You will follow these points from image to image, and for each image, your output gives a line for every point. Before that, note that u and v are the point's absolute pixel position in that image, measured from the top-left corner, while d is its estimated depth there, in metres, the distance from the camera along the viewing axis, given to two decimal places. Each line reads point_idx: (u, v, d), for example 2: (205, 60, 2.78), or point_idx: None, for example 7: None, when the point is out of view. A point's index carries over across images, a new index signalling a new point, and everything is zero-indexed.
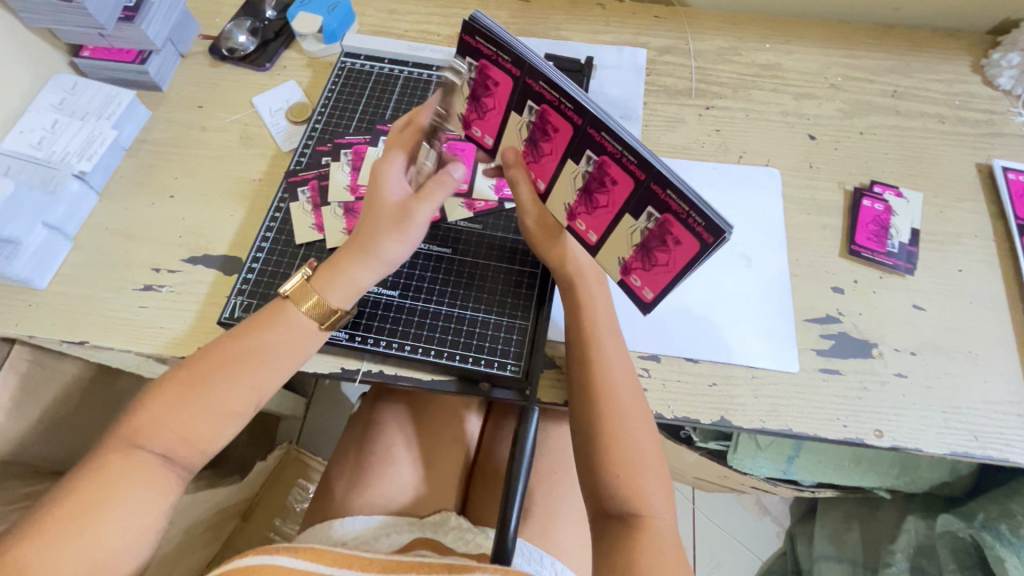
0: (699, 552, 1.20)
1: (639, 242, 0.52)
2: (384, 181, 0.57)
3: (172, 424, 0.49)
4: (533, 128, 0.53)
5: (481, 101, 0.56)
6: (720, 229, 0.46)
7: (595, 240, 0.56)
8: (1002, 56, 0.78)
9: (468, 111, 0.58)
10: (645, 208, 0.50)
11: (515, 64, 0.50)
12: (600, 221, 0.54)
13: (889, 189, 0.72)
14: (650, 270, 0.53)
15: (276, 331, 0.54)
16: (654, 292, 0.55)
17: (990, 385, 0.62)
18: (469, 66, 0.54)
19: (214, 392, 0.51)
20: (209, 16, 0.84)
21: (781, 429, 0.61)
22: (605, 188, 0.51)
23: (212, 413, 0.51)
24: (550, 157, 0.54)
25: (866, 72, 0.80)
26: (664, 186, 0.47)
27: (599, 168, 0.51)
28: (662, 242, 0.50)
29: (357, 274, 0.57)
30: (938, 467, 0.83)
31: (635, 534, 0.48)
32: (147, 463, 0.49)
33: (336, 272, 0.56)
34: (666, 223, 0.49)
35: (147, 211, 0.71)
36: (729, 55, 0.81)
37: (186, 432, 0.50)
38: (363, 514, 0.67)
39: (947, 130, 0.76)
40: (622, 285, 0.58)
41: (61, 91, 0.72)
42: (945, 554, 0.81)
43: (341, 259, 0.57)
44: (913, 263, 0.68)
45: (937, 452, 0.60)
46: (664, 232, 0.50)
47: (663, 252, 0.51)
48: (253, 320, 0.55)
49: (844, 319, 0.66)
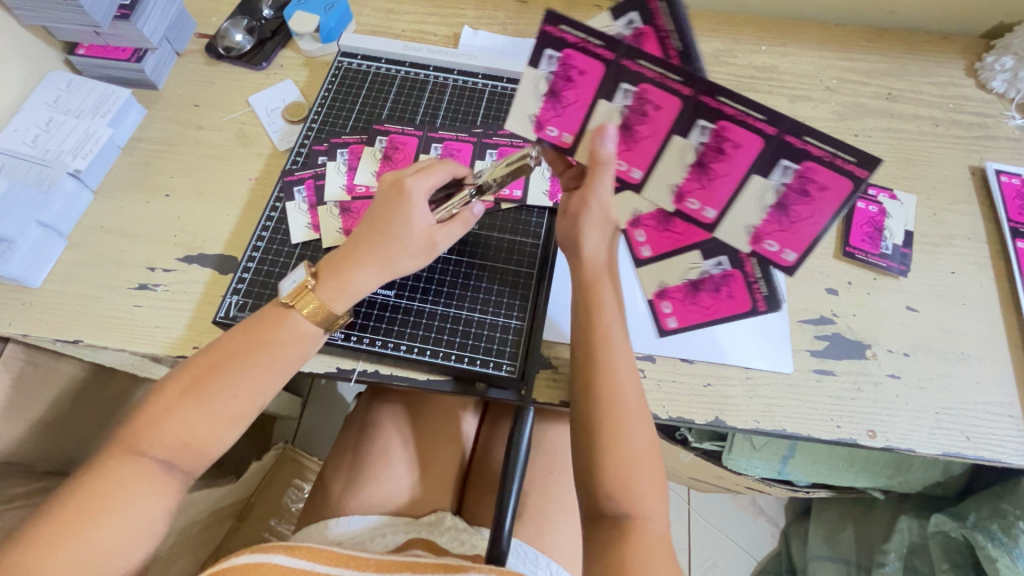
0: (695, 552, 1.21)
1: (695, 278, 0.65)
2: (413, 204, 0.56)
3: (172, 431, 0.49)
4: (627, 113, 0.52)
5: (561, 96, 0.53)
6: (775, 303, 0.64)
7: (648, 256, 0.66)
8: (995, 60, 0.78)
9: (543, 110, 0.54)
10: (719, 257, 0.63)
11: (608, 48, 0.49)
12: (664, 245, 0.66)
13: (884, 191, 0.72)
14: (687, 304, 0.65)
15: (279, 333, 0.54)
16: (678, 323, 0.65)
17: (982, 387, 0.63)
18: (550, 60, 0.51)
19: (212, 396, 0.50)
20: (205, 15, 0.84)
21: (775, 429, 0.61)
22: (727, 156, 0.51)
23: (212, 418, 0.50)
24: (647, 139, 0.53)
25: (861, 75, 0.80)
26: (799, 135, 0.48)
27: (639, 98, 0.50)
28: (719, 152, 0.51)
29: (363, 281, 0.56)
30: (930, 467, 0.83)
31: (629, 534, 0.49)
32: (146, 467, 0.48)
33: (342, 281, 0.56)
34: (729, 277, 0.64)
35: (142, 210, 0.71)
36: (725, 57, 0.82)
37: (187, 438, 0.49)
38: (358, 514, 0.67)
39: (941, 133, 0.77)
40: (652, 304, 0.66)
41: (56, 89, 0.72)
42: (936, 554, 0.82)
43: (348, 269, 0.56)
44: (907, 265, 0.69)
45: (928, 452, 0.60)
46: (723, 285, 0.64)
47: (711, 297, 0.65)
48: (250, 324, 0.54)
49: (838, 320, 0.66)
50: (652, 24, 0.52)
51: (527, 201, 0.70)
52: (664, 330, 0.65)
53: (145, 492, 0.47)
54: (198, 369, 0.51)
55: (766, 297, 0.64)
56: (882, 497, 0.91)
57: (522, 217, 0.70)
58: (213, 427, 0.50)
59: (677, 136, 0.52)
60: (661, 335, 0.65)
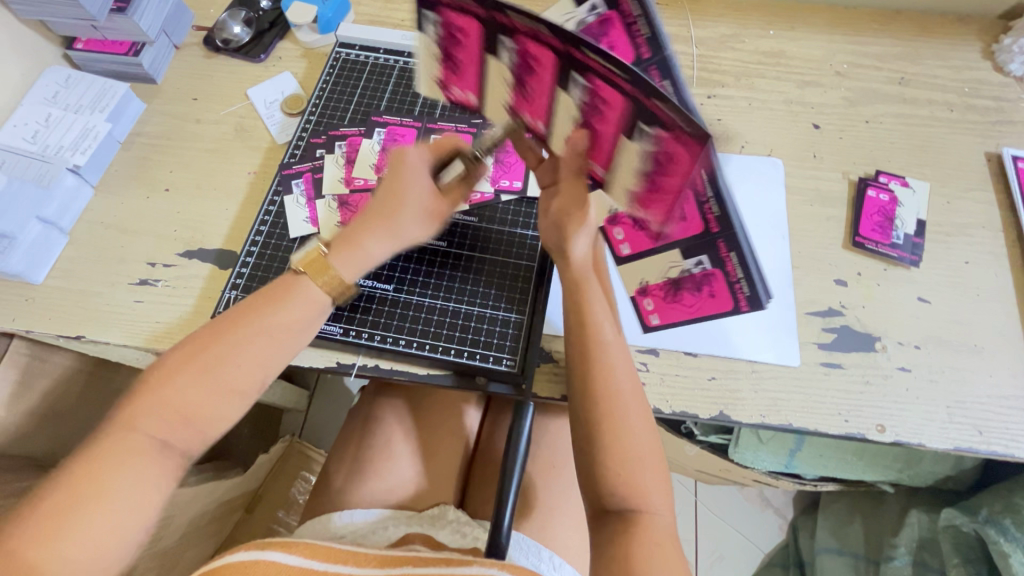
0: (701, 544, 1.20)
1: (675, 277, 0.62)
2: (416, 171, 0.57)
3: (172, 404, 0.47)
4: (587, 106, 0.46)
5: (453, 57, 0.53)
6: (759, 302, 0.59)
7: (627, 254, 0.65)
8: (1014, 42, 0.75)
9: (445, 75, 0.57)
10: (699, 256, 0.57)
11: (478, 7, 0.45)
12: (642, 243, 0.63)
13: (895, 178, 0.70)
14: (670, 302, 0.63)
15: (287, 306, 0.53)
16: (660, 320, 0.64)
17: (995, 380, 0.61)
18: (432, 22, 0.51)
19: (217, 369, 0.49)
20: (203, 7, 0.83)
21: (781, 423, 0.60)
22: (603, 115, 0.45)
23: (216, 391, 0.49)
24: (541, 95, 0.49)
25: (873, 59, 0.78)
26: (663, 72, 0.51)
27: (594, 94, 0.44)
28: (600, 111, 0.45)
29: (376, 250, 0.57)
30: (941, 461, 0.82)
31: (631, 529, 0.48)
32: (146, 449, 0.46)
33: (355, 249, 0.56)
34: (711, 277, 0.59)
35: (142, 205, 0.71)
36: (732, 43, 0.79)
37: (190, 411, 0.48)
38: (362, 507, 0.67)
39: (956, 118, 0.74)
40: (634, 301, 0.65)
41: (54, 85, 0.71)
42: (947, 549, 0.80)
43: (360, 237, 0.56)
44: (918, 254, 0.67)
45: (940, 447, 0.59)
46: (705, 284, 0.60)
47: (693, 296, 0.62)
48: (256, 296, 0.54)
49: (846, 312, 0.65)
50: (615, 9, 0.53)
51: (527, 192, 0.69)
52: (647, 327, 0.64)
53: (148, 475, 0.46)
54: (200, 342, 0.50)
55: (748, 297, 0.59)
56: (892, 490, 0.90)
57: (521, 209, 0.69)
58: (217, 402, 0.49)
59: (562, 92, 0.47)
60: (644, 332, 0.64)
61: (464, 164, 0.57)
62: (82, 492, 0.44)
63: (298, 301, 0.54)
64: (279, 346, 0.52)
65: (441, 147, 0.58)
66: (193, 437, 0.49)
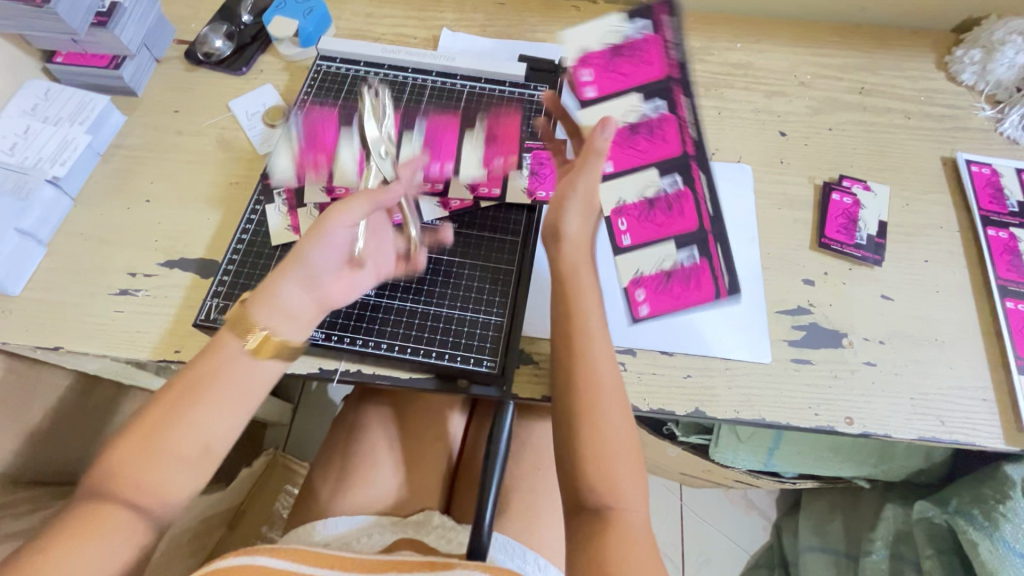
0: (687, 548, 1.21)
1: (668, 270, 0.64)
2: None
3: (130, 476, 0.46)
4: (645, 119, 0.65)
5: (312, 140, 0.73)
6: (735, 294, 0.64)
7: (627, 245, 0.65)
8: (964, 53, 0.80)
9: (298, 154, 0.72)
10: (673, 174, 0.64)
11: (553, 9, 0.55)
12: (643, 235, 0.65)
13: (858, 182, 0.74)
14: (661, 292, 0.64)
15: (221, 374, 0.50)
16: (651, 311, 0.65)
17: (956, 371, 0.64)
18: (351, 133, 0.73)
19: (167, 441, 0.47)
20: (185, 21, 0.84)
21: (755, 418, 0.62)
22: (554, 54, 0.57)
23: (168, 461, 0.47)
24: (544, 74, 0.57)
25: (835, 70, 0.82)
26: (682, 90, 0.65)
27: (658, 121, 0.65)
28: (604, 91, 0.58)
29: (286, 294, 0.53)
30: (913, 454, 0.84)
31: (610, 526, 0.49)
32: (121, 510, 0.46)
33: (267, 290, 0.53)
34: (679, 197, 0.64)
35: (122, 216, 0.71)
36: (701, 55, 0.83)
37: (138, 480, 0.46)
38: (346, 515, 0.67)
39: (913, 125, 0.78)
40: (626, 292, 0.65)
41: (33, 97, 0.72)
42: (921, 540, 0.83)
43: (272, 281, 0.53)
44: (881, 254, 0.70)
45: (906, 438, 0.61)
46: (692, 275, 0.64)
47: (681, 287, 0.64)
48: (202, 359, 0.51)
49: (814, 310, 0.67)
50: (654, 39, 0.67)
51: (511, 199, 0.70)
52: (636, 318, 0.65)
53: (124, 528, 0.46)
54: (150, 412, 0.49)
55: (727, 287, 0.64)
56: (868, 485, 0.93)
57: (502, 215, 0.70)
58: (174, 468, 0.47)
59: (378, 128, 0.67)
60: (633, 323, 0.65)
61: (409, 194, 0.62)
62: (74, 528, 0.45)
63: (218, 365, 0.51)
64: (226, 412, 0.50)
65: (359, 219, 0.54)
66: (156, 497, 0.47)
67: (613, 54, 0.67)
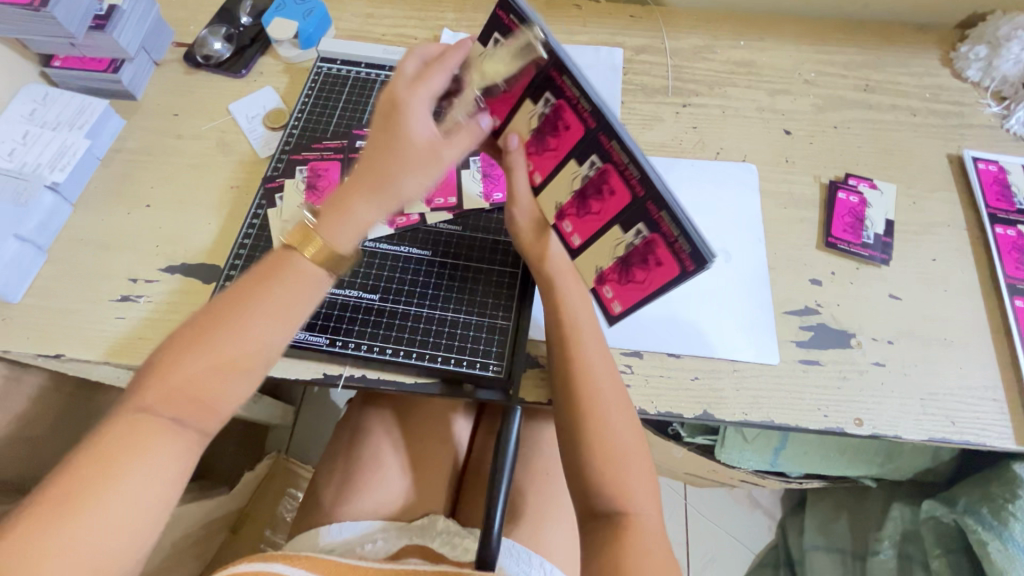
0: (692, 547, 1.21)
1: (622, 256, 0.54)
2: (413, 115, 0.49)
3: (178, 383, 0.42)
4: (544, 120, 0.53)
5: (316, 187, 0.70)
6: (704, 260, 0.49)
7: (579, 245, 0.57)
8: (969, 49, 0.79)
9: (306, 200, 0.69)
10: (589, 156, 0.52)
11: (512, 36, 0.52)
12: (588, 229, 0.56)
13: (864, 181, 0.73)
14: (626, 285, 0.56)
15: (286, 283, 0.46)
16: (624, 306, 0.57)
17: (965, 371, 0.63)
18: None
19: (219, 344, 0.43)
20: (183, 24, 0.83)
21: (764, 420, 0.61)
22: (512, 77, 0.53)
23: (220, 372, 0.43)
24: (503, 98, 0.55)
25: (839, 67, 0.81)
26: (560, 71, 0.50)
27: (555, 111, 0.52)
28: (554, 127, 0.53)
29: (364, 212, 0.48)
30: (920, 453, 0.84)
31: (621, 532, 0.49)
32: (165, 431, 0.42)
33: (342, 212, 0.47)
34: (606, 172, 0.52)
35: (123, 221, 0.70)
36: (704, 53, 0.82)
37: (198, 390, 0.43)
38: (352, 519, 0.67)
39: (919, 122, 0.78)
40: (595, 291, 0.59)
41: (31, 102, 0.71)
42: (931, 539, 0.82)
43: (349, 200, 0.48)
44: (889, 253, 0.69)
45: (916, 439, 0.61)
46: (648, 253, 0.52)
47: (642, 271, 0.54)
48: (257, 272, 0.46)
49: (822, 310, 0.67)
50: (513, 36, 0.52)
51: None
52: (612, 316, 0.59)
53: (161, 458, 0.42)
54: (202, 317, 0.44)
55: (689, 254, 0.49)
56: (875, 485, 0.92)
57: (506, 217, 0.70)
58: (225, 384, 0.44)
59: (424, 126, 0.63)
60: (611, 323, 0.59)
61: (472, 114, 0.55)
62: (95, 469, 0.39)
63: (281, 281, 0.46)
64: (286, 321, 0.46)
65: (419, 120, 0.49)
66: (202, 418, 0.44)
67: (491, 74, 0.55)
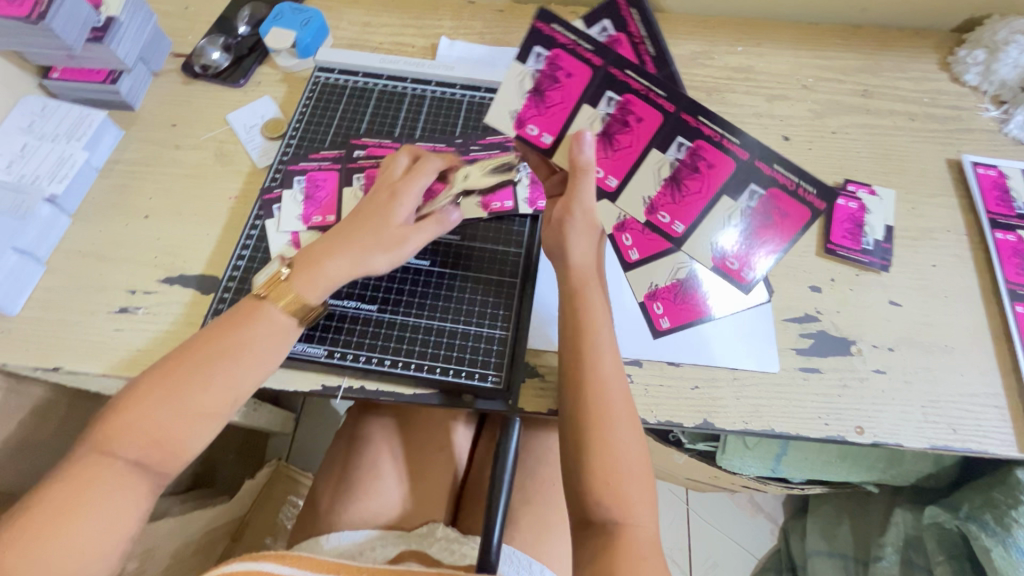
0: (694, 553, 1.20)
1: (741, 222, 0.59)
2: (398, 205, 0.58)
3: (144, 428, 0.48)
4: (610, 120, 0.57)
5: (315, 197, 0.70)
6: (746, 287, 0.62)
7: (683, 231, 0.61)
8: (968, 53, 0.79)
9: (304, 212, 0.69)
10: (676, 138, 0.56)
11: (596, 55, 0.54)
12: (689, 211, 0.60)
13: (863, 186, 0.73)
14: (750, 247, 0.60)
15: (255, 334, 0.54)
16: (672, 322, 0.66)
17: (966, 378, 0.63)
18: (359, 180, 0.71)
19: (188, 392, 0.50)
20: (181, 34, 0.83)
21: (764, 429, 0.61)
22: (559, 83, 0.56)
23: (185, 415, 0.50)
24: (557, 106, 0.57)
25: (836, 72, 0.81)
26: (621, 68, 0.55)
27: (623, 107, 0.56)
28: (623, 124, 0.57)
29: (336, 270, 0.56)
30: (922, 458, 0.83)
31: (619, 542, 0.49)
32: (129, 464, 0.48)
33: (313, 270, 0.56)
34: (698, 148, 0.56)
35: (120, 233, 0.70)
36: (702, 59, 0.82)
37: (167, 430, 0.49)
38: (350, 528, 0.67)
39: (918, 127, 0.77)
40: (719, 269, 0.62)
41: (29, 114, 0.71)
42: (932, 546, 0.82)
43: (321, 258, 0.56)
44: (888, 259, 0.69)
45: (917, 446, 0.60)
46: (769, 208, 0.58)
47: (766, 228, 0.59)
48: (222, 323, 0.54)
49: (822, 317, 0.66)
50: (558, 45, 0.55)
51: (517, 210, 0.70)
52: (658, 331, 0.65)
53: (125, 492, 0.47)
54: (172, 364, 0.51)
55: (818, 196, 0.56)
56: (877, 490, 0.92)
57: (504, 228, 0.70)
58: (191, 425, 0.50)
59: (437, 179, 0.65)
60: (656, 336, 0.65)
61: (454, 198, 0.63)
62: (71, 500, 0.45)
63: (260, 325, 0.54)
64: (250, 370, 0.53)
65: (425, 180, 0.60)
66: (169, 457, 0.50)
67: (534, 91, 0.57)
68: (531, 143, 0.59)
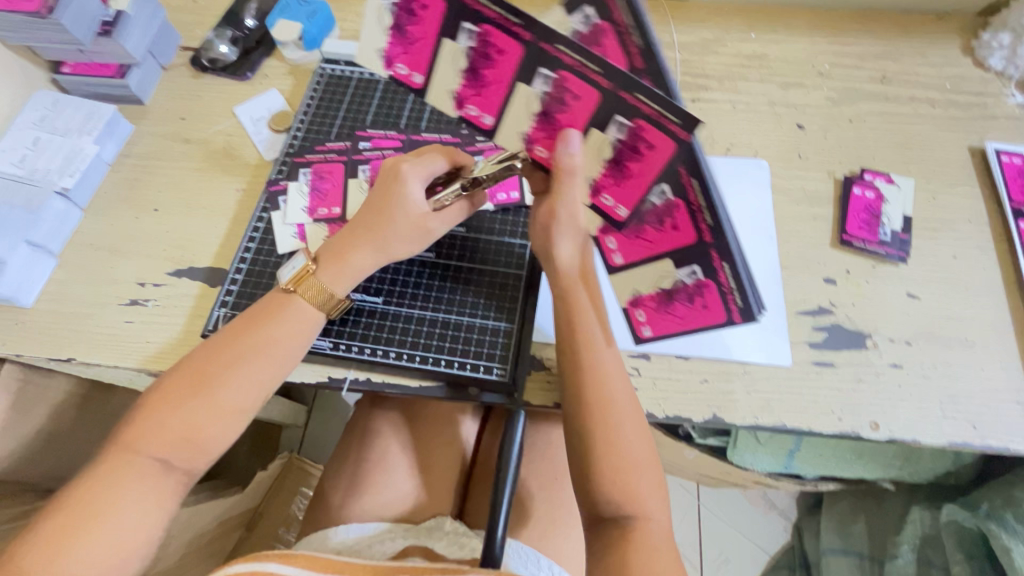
0: (705, 548, 1.19)
1: (611, 157, 0.50)
2: (410, 189, 0.56)
3: (171, 424, 0.49)
4: (472, 54, 0.48)
5: (321, 189, 0.70)
6: (751, 314, 0.55)
7: (626, 215, 0.54)
8: (992, 37, 0.76)
9: (309, 204, 0.69)
10: (539, 70, 0.47)
11: None
12: (632, 197, 0.52)
13: (880, 176, 0.71)
14: (622, 186, 0.52)
15: (282, 326, 0.54)
16: (654, 332, 0.62)
17: (988, 374, 0.61)
18: (364, 172, 0.70)
19: (216, 390, 0.50)
20: (190, 28, 0.84)
21: (775, 424, 0.60)
22: (417, 15, 0.48)
23: (215, 411, 0.50)
24: (422, 41, 0.50)
25: (854, 58, 0.79)
26: None
27: (482, 39, 0.47)
28: (486, 57, 0.48)
29: (361, 262, 0.57)
30: (941, 457, 0.81)
31: (630, 535, 0.48)
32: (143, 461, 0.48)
33: (342, 264, 0.57)
34: (564, 80, 0.46)
35: (132, 225, 0.71)
36: (714, 47, 0.80)
37: (190, 430, 0.49)
38: (358, 521, 0.67)
39: (939, 114, 0.75)
40: (595, 206, 0.56)
41: (42, 109, 0.72)
42: (950, 545, 0.80)
43: (348, 252, 0.57)
44: (906, 251, 0.67)
45: (935, 443, 0.59)
46: (637, 142, 0.47)
47: (636, 162, 0.49)
48: (254, 315, 0.55)
49: (836, 311, 0.65)
50: None
51: (523, 201, 0.70)
52: (640, 338, 0.63)
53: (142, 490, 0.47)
54: (203, 362, 0.51)
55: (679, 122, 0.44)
56: (893, 488, 0.89)
57: (510, 220, 0.69)
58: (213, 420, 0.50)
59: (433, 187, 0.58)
60: (636, 344, 0.63)
61: (462, 190, 0.57)
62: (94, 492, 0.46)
63: (289, 318, 0.55)
64: (280, 360, 0.54)
65: (439, 166, 0.58)
66: (192, 456, 0.50)
67: (394, 27, 0.50)
68: (405, 84, 0.54)
